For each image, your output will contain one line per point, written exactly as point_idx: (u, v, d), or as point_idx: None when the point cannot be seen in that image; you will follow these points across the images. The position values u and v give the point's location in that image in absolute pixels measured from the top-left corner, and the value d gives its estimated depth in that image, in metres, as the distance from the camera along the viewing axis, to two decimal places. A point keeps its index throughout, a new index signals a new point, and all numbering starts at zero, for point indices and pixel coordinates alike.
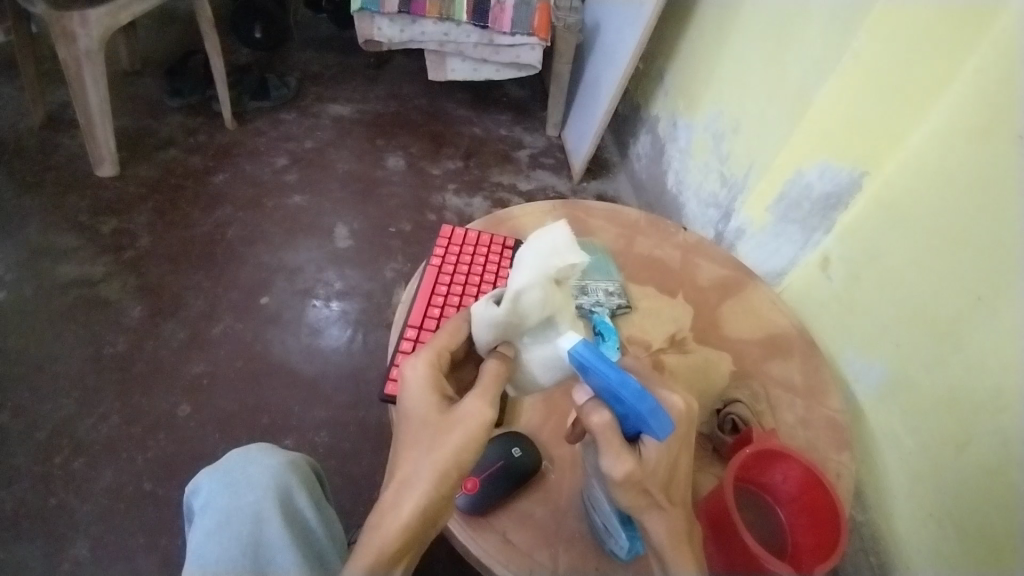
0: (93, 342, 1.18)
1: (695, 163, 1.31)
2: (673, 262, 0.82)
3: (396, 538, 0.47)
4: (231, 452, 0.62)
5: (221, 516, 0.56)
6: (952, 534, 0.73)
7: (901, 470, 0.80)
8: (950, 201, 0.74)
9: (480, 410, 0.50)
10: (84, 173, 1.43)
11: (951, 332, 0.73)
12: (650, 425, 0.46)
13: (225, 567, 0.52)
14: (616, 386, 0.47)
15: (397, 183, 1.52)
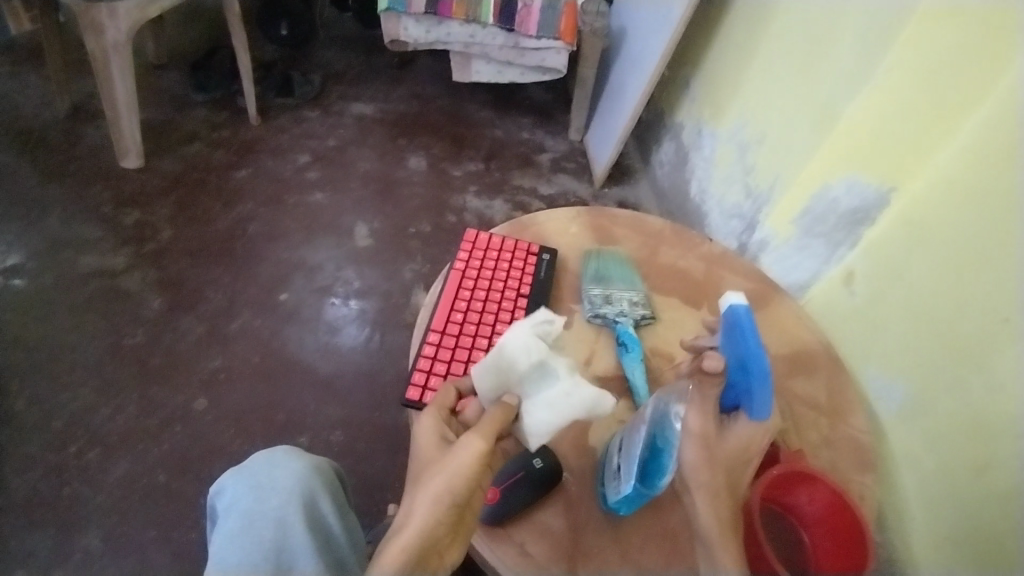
0: (113, 334, 1.19)
1: (719, 174, 1.30)
2: (699, 274, 0.81)
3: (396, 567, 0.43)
4: (254, 455, 0.62)
5: (243, 520, 0.56)
6: (969, 562, 0.71)
7: (919, 492, 0.78)
8: (977, 220, 0.72)
9: (469, 438, 0.49)
10: (108, 165, 1.44)
11: (974, 353, 0.71)
12: (755, 401, 0.52)
13: (246, 571, 0.52)
14: (752, 357, 0.51)
15: (418, 184, 1.52)
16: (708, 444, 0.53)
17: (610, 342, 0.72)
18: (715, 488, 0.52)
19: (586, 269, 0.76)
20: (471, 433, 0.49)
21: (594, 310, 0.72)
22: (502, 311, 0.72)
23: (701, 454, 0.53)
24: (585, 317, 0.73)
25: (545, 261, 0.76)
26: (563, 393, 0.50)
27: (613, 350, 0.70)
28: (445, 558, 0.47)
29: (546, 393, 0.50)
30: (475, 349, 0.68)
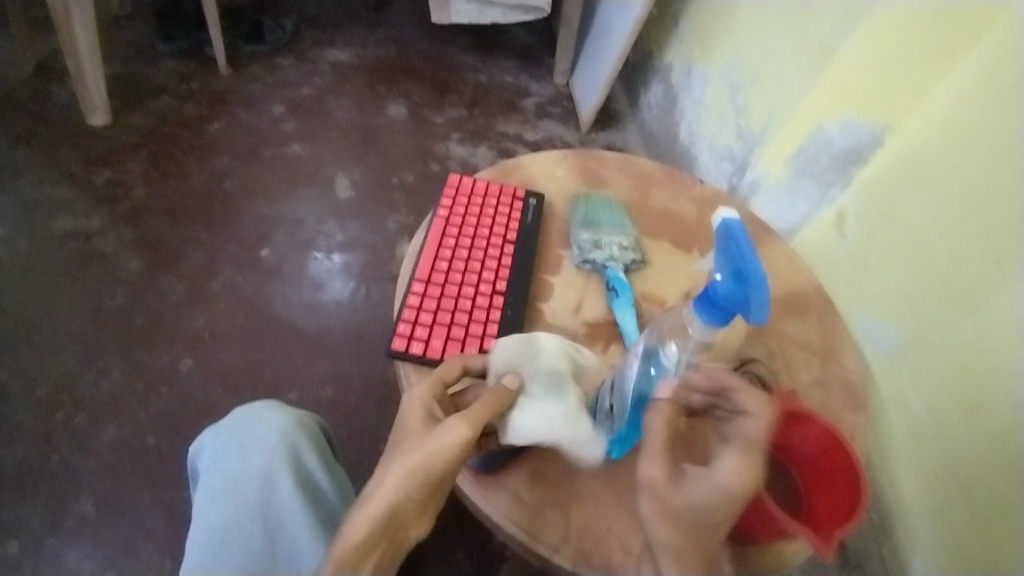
0: (92, 297, 1.16)
1: (709, 116, 1.26)
2: (690, 216, 0.78)
3: (358, 543, 0.46)
4: (235, 412, 0.61)
5: (226, 480, 0.56)
6: (957, 497, 0.71)
7: (907, 431, 0.78)
8: (973, 162, 0.70)
9: (454, 423, 0.48)
10: (75, 122, 1.37)
11: (967, 296, 0.71)
12: (749, 309, 0.45)
13: (234, 533, 0.53)
14: (739, 259, 0.45)
15: (399, 133, 1.47)
16: (669, 498, 0.49)
17: (600, 288, 0.70)
18: (673, 538, 0.50)
19: (575, 214, 0.73)
20: (457, 420, 0.48)
21: (583, 255, 0.70)
22: (489, 258, 0.69)
23: (659, 509, 0.50)
24: (574, 263, 0.71)
25: (531, 206, 0.74)
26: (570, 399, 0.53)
27: (603, 295, 0.69)
28: (410, 530, 0.49)
29: (556, 388, 0.52)
30: (462, 297, 0.66)
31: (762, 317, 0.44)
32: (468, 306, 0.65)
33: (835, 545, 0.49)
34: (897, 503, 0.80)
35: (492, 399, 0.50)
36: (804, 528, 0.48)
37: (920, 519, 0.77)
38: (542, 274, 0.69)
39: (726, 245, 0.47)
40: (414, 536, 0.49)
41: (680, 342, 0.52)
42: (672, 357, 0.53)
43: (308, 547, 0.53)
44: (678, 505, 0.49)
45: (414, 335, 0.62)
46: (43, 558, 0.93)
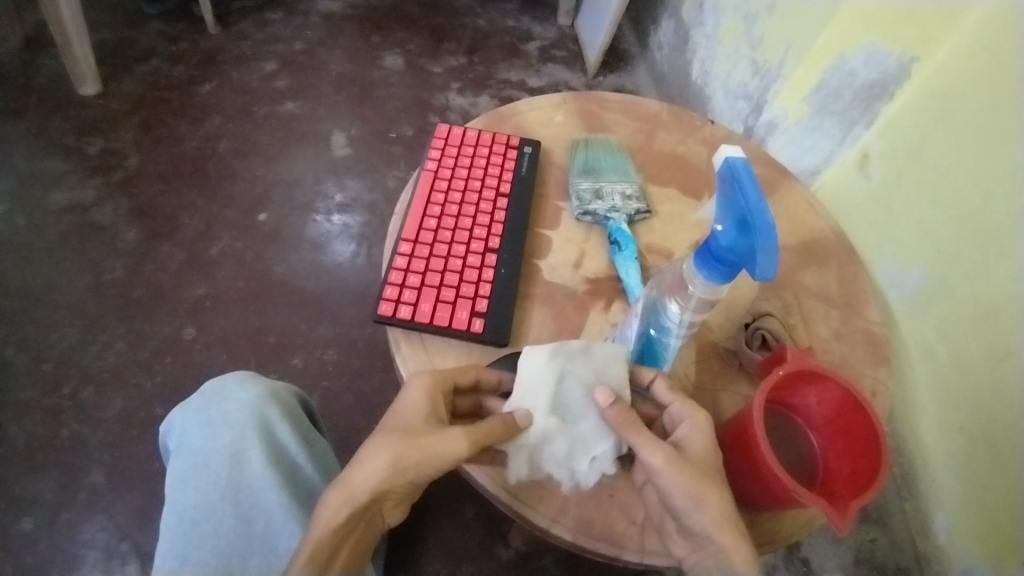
0: (92, 269, 1.14)
1: (723, 52, 1.18)
2: (700, 160, 0.73)
3: (336, 527, 0.47)
4: (203, 390, 0.60)
5: (197, 459, 0.55)
6: (985, 451, 0.67)
7: (931, 382, 0.74)
8: (1009, 91, 0.64)
9: (456, 437, 0.47)
10: (65, 92, 1.33)
11: (999, 238, 0.65)
12: (753, 263, 0.40)
13: (205, 514, 0.53)
14: (744, 207, 0.40)
15: (396, 84, 1.41)
16: (689, 468, 0.46)
17: (602, 241, 0.65)
18: (723, 502, 0.45)
19: (574, 161, 0.68)
20: (462, 434, 0.47)
21: (582, 207, 0.65)
22: (481, 213, 0.65)
23: (692, 479, 0.45)
24: (573, 215, 0.66)
25: (526, 154, 0.69)
26: (555, 419, 0.49)
27: (606, 250, 0.64)
28: (384, 513, 0.51)
29: (568, 410, 0.50)
30: (452, 256, 0.62)
31: (768, 273, 0.40)
32: (460, 265, 0.61)
33: (854, 516, 0.44)
34: (920, 456, 0.76)
35: (502, 425, 0.48)
36: (818, 500, 0.44)
37: (945, 473, 0.73)
38: (539, 229, 0.65)
39: (731, 189, 0.42)
40: (386, 518, 0.51)
41: (681, 301, 0.47)
42: (673, 318, 0.48)
43: (281, 524, 0.53)
44: (701, 469, 0.46)
45: (402, 299, 0.59)
46: (60, 531, 0.94)
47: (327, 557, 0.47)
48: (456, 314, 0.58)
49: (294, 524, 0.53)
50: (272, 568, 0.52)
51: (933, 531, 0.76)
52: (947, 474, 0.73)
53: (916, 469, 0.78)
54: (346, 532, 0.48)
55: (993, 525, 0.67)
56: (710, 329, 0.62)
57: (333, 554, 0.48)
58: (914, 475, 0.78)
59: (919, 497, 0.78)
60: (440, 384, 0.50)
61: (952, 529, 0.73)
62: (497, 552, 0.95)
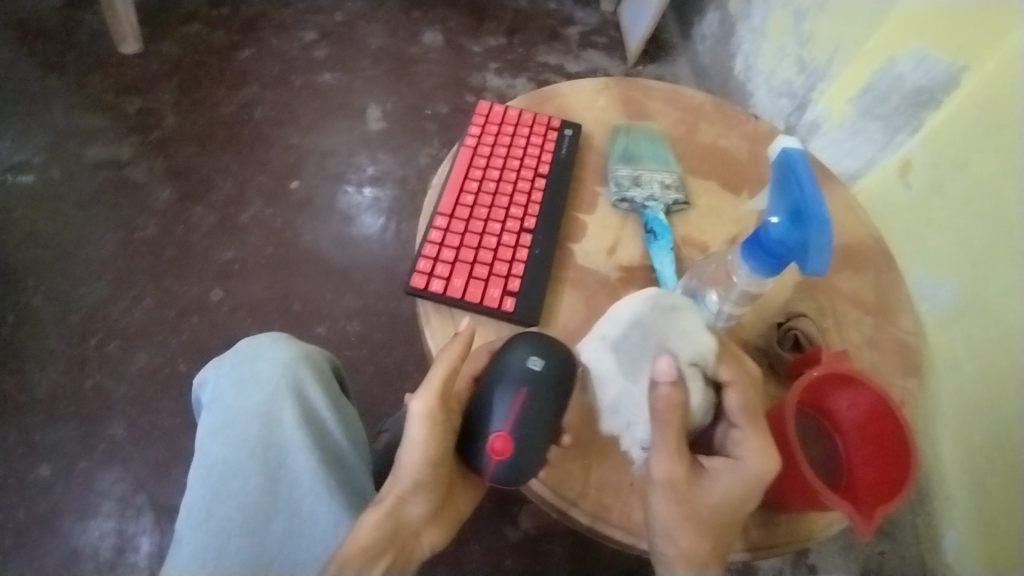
0: (124, 226, 1.16)
1: (770, 46, 1.15)
2: (741, 155, 0.71)
3: (380, 546, 0.46)
4: (238, 347, 0.61)
5: (228, 415, 0.56)
6: (1004, 471, 0.66)
7: (956, 397, 0.72)
8: None
9: (415, 404, 0.47)
10: (107, 49, 1.34)
11: None
12: (806, 256, 0.41)
13: (233, 470, 0.54)
14: (800, 201, 0.41)
15: (434, 61, 1.40)
16: (682, 501, 0.45)
17: (637, 229, 0.64)
18: (696, 546, 0.45)
19: (614, 147, 0.67)
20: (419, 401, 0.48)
21: (620, 194, 0.64)
22: (518, 191, 0.64)
23: (677, 511, 0.45)
24: (610, 201, 0.65)
25: (567, 136, 0.68)
26: (612, 360, 0.49)
27: (641, 238, 0.63)
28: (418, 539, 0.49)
29: (627, 364, 0.48)
30: (487, 234, 0.62)
31: (820, 266, 0.41)
32: (494, 243, 0.61)
33: (878, 523, 0.44)
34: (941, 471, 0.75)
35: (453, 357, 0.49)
36: (844, 502, 0.43)
37: (958, 491, 0.72)
38: (574, 213, 0.64)
39: (787, 181, 0.43)
40: (425, 545, 0.49)
41: (723, 291, 0.49)
42: (711, 306, 0.50)
43: (307, 487, 0.54)
44: (692, 505, 0.45)
45: (434, 273, 0.59)
46: (77, 479, 0.96)
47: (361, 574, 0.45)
48: (488, 291, 0.58)
49: (321, 488, 0.54)
50: (299, 528, 0.53)
51: (943, 548, 0.75)
52: (963, 492, 0.71)
53: (932, 485, 0.76)
54: (378, 553, 0.46)
55: (1002, 548, 0.66)
56: (740, 326, 0.60)
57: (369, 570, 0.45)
58: (926, 489, 0.77)
59: (931, 512, 0.76)
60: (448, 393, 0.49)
61: (961, 547, 0.72)
62: (505, 533, 0.95)
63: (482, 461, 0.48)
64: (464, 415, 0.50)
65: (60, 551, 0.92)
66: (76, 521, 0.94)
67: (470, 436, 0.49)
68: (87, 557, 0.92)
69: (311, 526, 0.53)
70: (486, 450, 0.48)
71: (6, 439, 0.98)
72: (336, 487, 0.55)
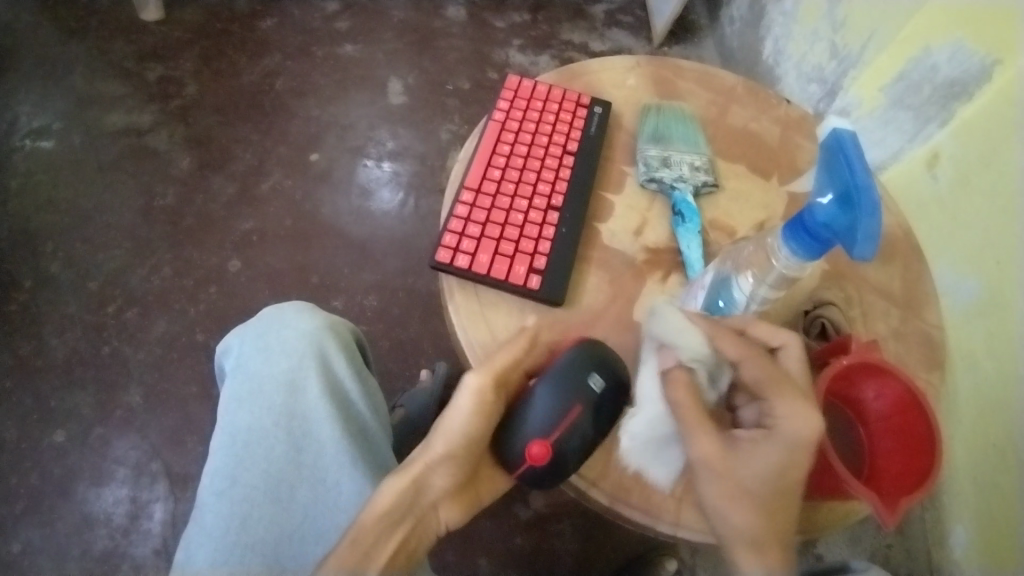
0: (144, 194, 1.16)
1: (801, 30, 1.12)
2: (772, 139, 0.70)
3: (394, 515, 0.48)
4: (263, 314, 0.61)
5: (254, 383, 0.57)
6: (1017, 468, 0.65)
7: (971, 395, 0.71)
8: None
9: (470, 378, 0.48)
10: (127, 16, 1.34)
11: None
12: (851, 241, 0.40)
13: (258, 438, 0.54)
14: (851, 182, 0.41)
15: (456, 36, 1.38)
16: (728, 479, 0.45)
17: (665, 212, 0.63)
18: (751, 523, 0.44)
19: (643, 127, 0.66)
20: (472, 378, 0.48)
21: (649, 174, 0.63)
22: (546, 168, 0.63)
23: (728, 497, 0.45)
24: (638, 181, 0.64)
25: (596, 114, 0.67)
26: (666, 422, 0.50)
27: (668, 221, 0.62)
28: (435, 512, 0.51)
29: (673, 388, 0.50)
30: (513, 210, 0.61)
31: (865, 252, 0.40)
32: (520, 220, 0.60)
33: (901, 514, 0.43)
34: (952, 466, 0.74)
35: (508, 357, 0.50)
36: (869, 492, 0.43)
37: (970, 488, 0.71)
38: (600, 192, 0.63)
39: (835, 161, 0.42)
40: (441, 521, 0.51)
41: (759, 273, 0.47)
42: (745, 290, 0.48)
43: (331, 458, 0.54)
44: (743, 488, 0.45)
45: (460, 248, 0.59)
46: (93, 445, 0.97)
47: (376, 543, 0.47)
48: (513, 268, 0.58)
49: (345, 459, 0.54)
50: (322, 498, 0.53)
51: (952, 547, 0.74)
52: (972, 488, 0.71)
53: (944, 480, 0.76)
54: (396, 520, 0.48)
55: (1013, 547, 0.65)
56: (766, 313, 0.60)
57: (383, 542, 0.48)
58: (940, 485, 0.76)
59: (941, 508, 0.76)
60: (504, 379, 0.49)
61: (970, 546, 0.71)
62: (515, 511, 0.96)
63: (520, 461, 0.48)
64: (510, 406, 0.50)
65: (74, 516, 0.93)
66: (90, 486, 0.95)
67: (512, 430, 0.49)
68: (100, 523, 0.93)
69: (333, 496, 0.53)
70: (525, 454, 0.48)
71: (23, 403, 0.99)
72: (359, 458, 0.55)
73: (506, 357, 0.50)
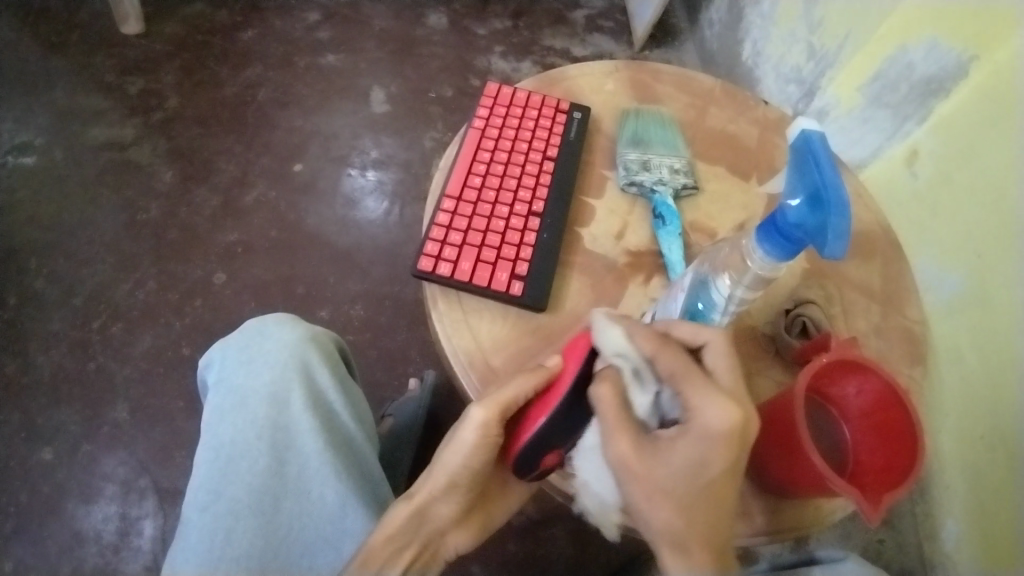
0: (127, 208, 1.15)
1: (779, 32, 1.13)
2: (750, 141, 0.70)
3: (402, 544, 0.48)
4: (244, 327, 0.61)
5: (237, 396, 0.56)
6: (1003, 460, 0.66)
7: (958, 388, 0.72)
8: None
9: (478, 411, 0.47)
10: (107, 29, 1.33)
11: None
12: (821, 240, 0.41)
13: (241, 452, 0.54)
14: (820, 183, 0.41)
15: (438, 44, 1.38)
16: (659, 489, 0.42)
17: (646, 215, 0.64)
18: (671, 524, 0.43)
19: (622, 131, 0.66)
20: (480, 412, 0.47)
21: (629, 177, 0.64)
22: (526, 175, 0.63)
23: (652, 504, 0.43)
24: (619, 185, 0.65)
25: (575, 120, 0.67)
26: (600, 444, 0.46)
27: (649, 224, 0.63)
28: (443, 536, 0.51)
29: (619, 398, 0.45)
30: (494, 217, 0.61)
31: (835, 251, 0.41)
32: (502, 227, 0.61)
33: (885, 509, 0.43)
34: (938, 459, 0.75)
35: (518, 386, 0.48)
36: (850, 488, 0.43)
37: (957, 481, 0.72)
38: (581, 197, 0.64)
39: (804, 163, 0.43)
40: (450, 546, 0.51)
41: (735, 275, 0.47)
42: (723, 292, 0.48)
43: (315, 470, 0.54)
44: (668, 493, 0.43)
45: (442, 256, 0.59)
46: (80, 462, 0.96)
47: (385, 568, 0.48)
48: (496, 275, 0.58)
49: (329, 470, 0.54)
50: (308, 510, 0.53)
51: (942, 539, 0.75)
52: (961, 482, 0.72)
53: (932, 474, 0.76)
54: (404, 546, 0.49)
55: (1000, 539, 0.66)
56: (748, 313, 0.60)
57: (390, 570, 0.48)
58: (928, 478, 0.77)
59: (930, 501, 0.76)
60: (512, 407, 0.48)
61: (961, 538, 0.72)
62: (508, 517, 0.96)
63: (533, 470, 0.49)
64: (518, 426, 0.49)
65: (63, 535, 0.92)
66: (79, 504, 0.94)
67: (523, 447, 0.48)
68: (90, 540, 0.92)
69: (318, 508, 0.53)
70: (541, 465, 0.48)
71: (8, 422, 0.98)
72: (345, 469, 0.55)
73: (513, 387, 0.48)
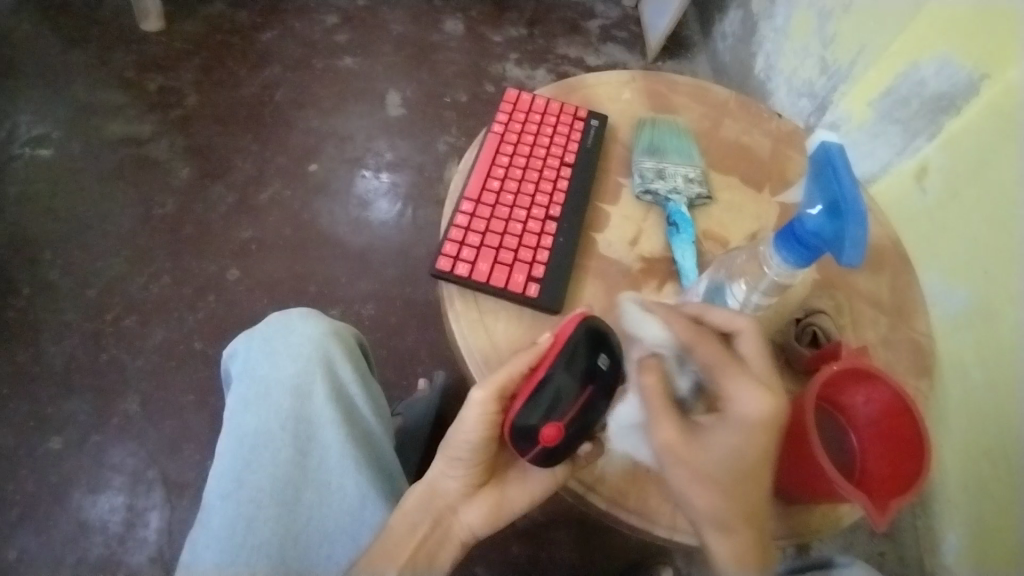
0: (143, 203, 1.16)
1: (792, 46, 1.14)
2: (763, 152, 0.72)
3: (416, 523, 0.51)
4: (268, 320, 0.62)
5: (260, 387, 0.57)
6: (1007, 475, 0.67)
7: (963, 403, 0.72)
8: None
9: (474, 394, 0.48)
10: (129, 26, 1.35)
11: None
12: (837, 249, 0.42)
13: (264, 442, 0.55)
14: (838, 194, 0.42)
15: (454, 50, 1.40)
16: (699, 479, 0.46)
17: (660, 222, 0.65)
18: (716, 510, 0.46)
19: (638, 140, 0.68)
20: (477, 394, 0.48)
21: (644, 185, 0.65)
22: (544, 179, 0.65)
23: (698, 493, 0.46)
24: (633, 193, 0.66)
25: (593, 127, 0.69)
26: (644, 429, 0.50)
27: (663, 231, 0.64)
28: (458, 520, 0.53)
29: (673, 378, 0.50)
30: (512, 220, 0.62)
31: (851, 260, 0.42)
32: (519, 230, 0.62)
33: (891, 516, 0.44)
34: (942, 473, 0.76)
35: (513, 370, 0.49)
36: (860, 493, 0.43)
37: (961, 495, 0.73)
38: (597, 203, 0.65)
39: (823, 174, 0.44)
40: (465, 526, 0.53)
41: (751, 280, 0.48)
42: (739, 295, 0.49)
43: (336, 461, 0.55)
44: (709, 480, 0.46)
45: (460, 257, 0.60)
46: (90, 452, 0.97)
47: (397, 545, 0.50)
48: (512, 277, 0.59)
49: (350, 463, 0.55)
50: (328, 500, 0.54)
51: (944, 553, 0.75)
52: (964, 497, 0.72)
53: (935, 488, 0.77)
54: (416, 523, 0.51)
55: (1002, 554, 0.67)
56: (758, 321, 0.61)
57: (402, 549, 0.50)
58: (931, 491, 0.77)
59: (933, 515, 0.77)
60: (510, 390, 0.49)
61: (963, 552, 0.72)
62: (512, 520, 0.96)
63: (531, 444, 0.48)
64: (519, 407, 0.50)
65: (70, 523, 0.93)
66: (87, 493, 0.95)
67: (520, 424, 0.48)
68: (97, 528, 0.93)
69: (339, 499, 0.54)
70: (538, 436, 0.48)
71: (20, 410, 0.99)
72: (365, 462, 0.56)
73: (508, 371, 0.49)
